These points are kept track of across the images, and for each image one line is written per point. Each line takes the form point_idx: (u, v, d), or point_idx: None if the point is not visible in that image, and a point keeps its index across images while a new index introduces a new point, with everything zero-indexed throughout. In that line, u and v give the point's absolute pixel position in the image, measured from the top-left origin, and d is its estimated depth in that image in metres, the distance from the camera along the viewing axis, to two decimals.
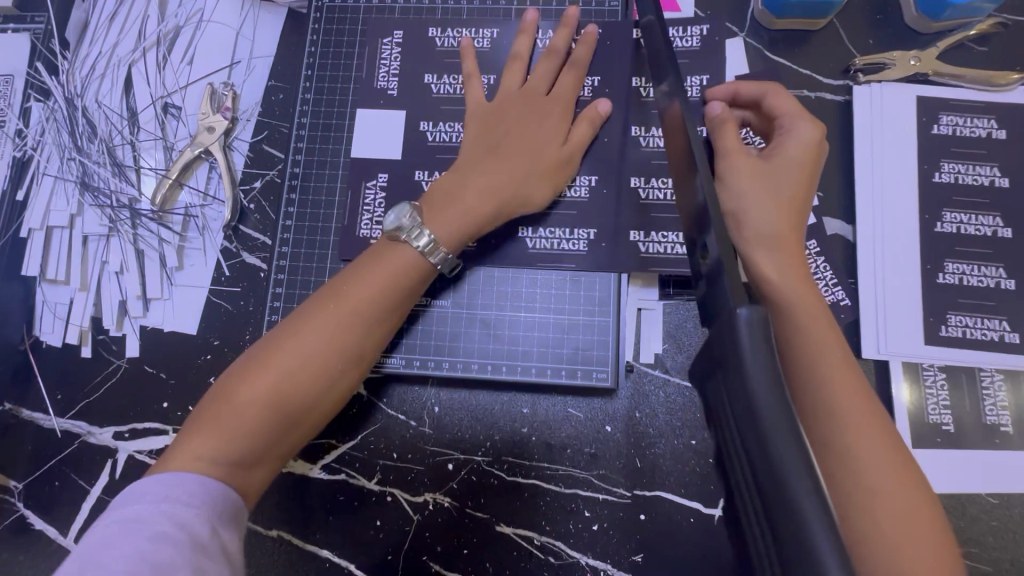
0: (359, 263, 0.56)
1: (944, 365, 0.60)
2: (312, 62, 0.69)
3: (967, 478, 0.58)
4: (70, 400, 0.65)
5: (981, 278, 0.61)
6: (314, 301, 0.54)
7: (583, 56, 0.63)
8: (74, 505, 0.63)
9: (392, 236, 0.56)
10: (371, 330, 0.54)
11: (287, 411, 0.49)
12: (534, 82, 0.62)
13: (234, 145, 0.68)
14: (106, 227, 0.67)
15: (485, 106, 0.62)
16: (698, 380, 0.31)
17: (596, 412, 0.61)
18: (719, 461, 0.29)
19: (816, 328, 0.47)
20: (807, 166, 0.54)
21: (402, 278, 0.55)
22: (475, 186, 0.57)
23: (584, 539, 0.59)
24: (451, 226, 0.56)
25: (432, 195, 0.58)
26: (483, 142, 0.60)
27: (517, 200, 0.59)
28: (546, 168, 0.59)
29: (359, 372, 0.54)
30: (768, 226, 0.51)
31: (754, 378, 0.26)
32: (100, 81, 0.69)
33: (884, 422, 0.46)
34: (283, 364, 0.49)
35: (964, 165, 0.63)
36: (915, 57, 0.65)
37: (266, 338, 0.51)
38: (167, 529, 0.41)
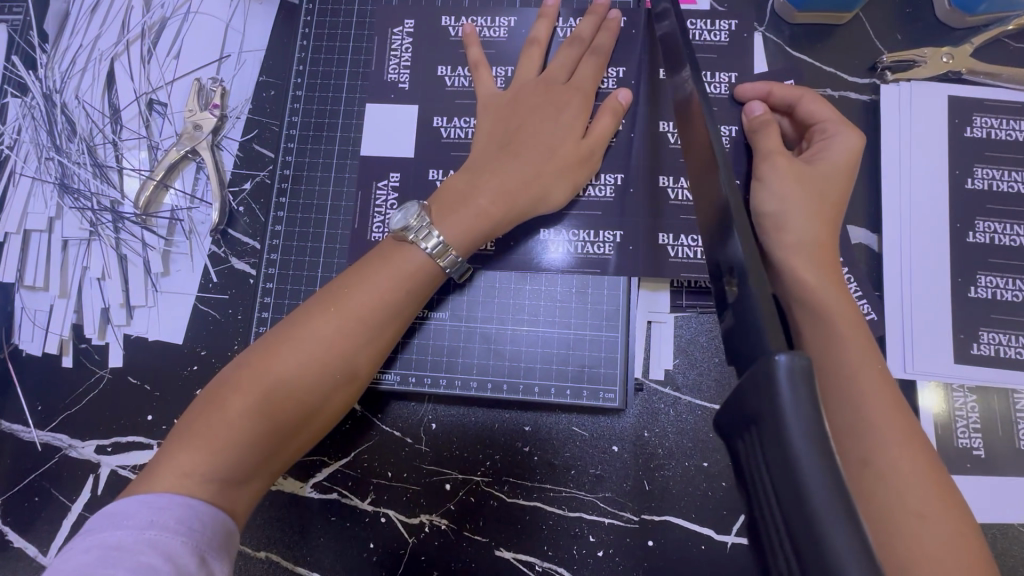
0: (363, 262, 0.52)
1: (974, 385, 0.57)
2: (304, 58, 0.65)
3: (999, 507, 0.54)
4: (50, 412, 0.62)
5: (1016, 293, 0.57)
6: (314, 303, 0.50)
7: (606, 44, 0.59)
8: (53, 522, 0.60)
9: (399, 236, 0.52)
10: (374, 336, 0.50)
11: (283, 424, 0.46)
12: (552, 72, 0.58)
13: (223, 143, 0.65)
14: (87, 230, 0.63)
15: (500, 100, 0.58)
16: (724, 435, 0.27)
17: (603, 431, 0.58)
18: (750, 533, 0.25)
19: (852, 350, 0.44)
20: (846, 173, 0.51)
21: (409, 281, 0.51)
22: (491, 184, 0.54)
23: (588, 566, 0.56)
24: (464, 226, 0.52)
25: (443, 194, 0.54)
26: (495, 140, 0.56)
27: (535, 198, 0.55)
28: (565, 163, 0.55)
29: (361, 381, 0.50)
30: (797, 231, 0.47)
31: (798, 444, 0.22)
32: (81, 76, 0.66)
33: (926, 455, 0.41)
34: (281, 371, 0.46)
35: (999, 171, 0.59)
36: (948, 54, 0.60)
37: (262, 342, 0.48)
38: (149, 559, 0.37)
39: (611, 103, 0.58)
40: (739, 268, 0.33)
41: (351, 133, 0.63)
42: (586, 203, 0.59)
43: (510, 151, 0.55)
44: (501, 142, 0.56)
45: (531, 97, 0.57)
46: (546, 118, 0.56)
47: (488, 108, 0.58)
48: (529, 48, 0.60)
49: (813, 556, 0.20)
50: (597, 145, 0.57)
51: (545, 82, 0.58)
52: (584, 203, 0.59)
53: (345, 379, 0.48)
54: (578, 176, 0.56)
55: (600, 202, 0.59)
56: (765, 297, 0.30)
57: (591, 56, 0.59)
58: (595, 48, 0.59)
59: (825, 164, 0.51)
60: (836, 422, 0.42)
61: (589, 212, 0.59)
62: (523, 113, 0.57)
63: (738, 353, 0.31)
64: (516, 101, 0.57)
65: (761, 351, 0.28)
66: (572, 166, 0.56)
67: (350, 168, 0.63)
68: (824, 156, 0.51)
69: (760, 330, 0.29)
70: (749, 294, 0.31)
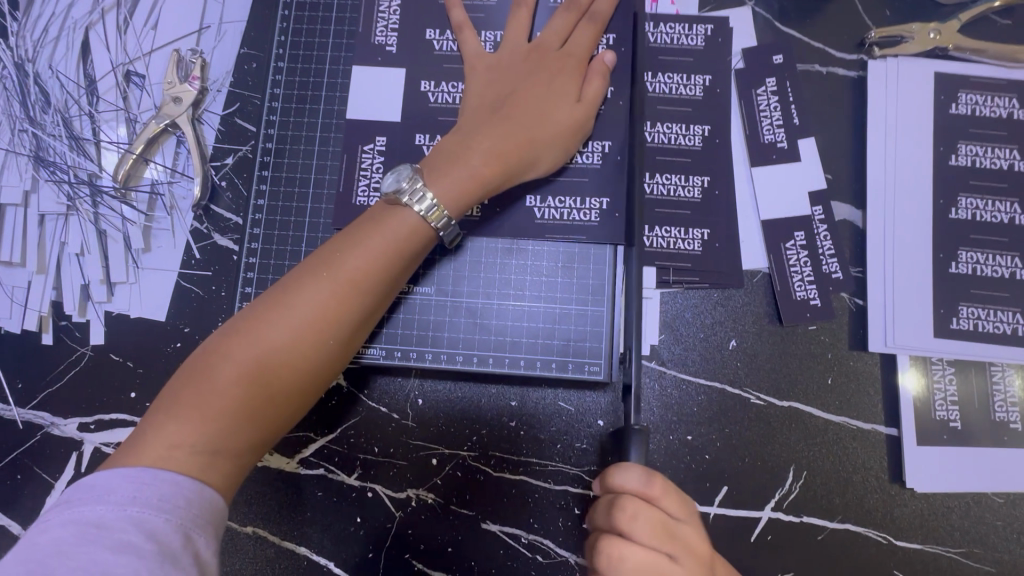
0: (355, 227, 0.51)
1: (953, 359, 0.57)
2: (286, 27, 0.63)
3: (974, 477, 0.56)
4: (32, 389, 0.61)
5: (996, 268, 0.58)
6: (304, 267, 0.49)
7: (604, 10, 0.58)
8: (38, 499, 0.59)
9: (390, 200, 0.51)
10: (366, 301, 0.49)
11: (275, 392, 0.45)
12: (545, 39, 0.57)
13: (203, 117, 0.63)
14: (65, 205, 0.62)
15: (490, 65, 0.57)
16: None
17: (588, 405, 0.59)
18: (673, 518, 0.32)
19: None
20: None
21: (404, 246, 0.51)
22: (481, 145, 0.53)
23: (574, 538, 0.56)
24: (453, 187, 0.52)
25: (435, 156, 0.54)
26: (486, 103, 0.56)
27: (524, 165, 0.55)
28: (557, 128, 0.55)
29: (354, 345, 0.50)
30: None
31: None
32: (54, 46, 0.64)
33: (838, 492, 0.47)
34: (271, 340, 0.45)
35: (982, 147, 0.59)
36: (934, 30, 0.60)
37: (250, 309, 0.47)
38: (129, 537, 0.37)
39: (597, 64, 0.57)
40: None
41: (335, 106, 0.62)
42: (576, 173, 0.59)
43: (501, 116, 0.54)
44: (492, 105, 0.55)
45: (524, 64, 0.57)
46: (540, 85, 0.56)
47: (477, 69, 0.58)
48: (517, 8, 0.59)
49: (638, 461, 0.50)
50: (588, 113, 0.56)
51: (538, 49, 0.57)
52: (573, 172, 0.59)
53: (338, 346, 0.48)
54: (570, 143, 0.56)
55: (589, 170, 0.59)
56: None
57: (586, 23, 0.58)
58: (591, 14, 0.58)
59: None
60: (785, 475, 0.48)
61: (578, 181, 0.59)
62: (516, 78, 0.56)
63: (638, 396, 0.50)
64: (506, 67, 0.57)
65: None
66: (563, 130, 0.55)
67: (333, 141, 0.62)
68: None
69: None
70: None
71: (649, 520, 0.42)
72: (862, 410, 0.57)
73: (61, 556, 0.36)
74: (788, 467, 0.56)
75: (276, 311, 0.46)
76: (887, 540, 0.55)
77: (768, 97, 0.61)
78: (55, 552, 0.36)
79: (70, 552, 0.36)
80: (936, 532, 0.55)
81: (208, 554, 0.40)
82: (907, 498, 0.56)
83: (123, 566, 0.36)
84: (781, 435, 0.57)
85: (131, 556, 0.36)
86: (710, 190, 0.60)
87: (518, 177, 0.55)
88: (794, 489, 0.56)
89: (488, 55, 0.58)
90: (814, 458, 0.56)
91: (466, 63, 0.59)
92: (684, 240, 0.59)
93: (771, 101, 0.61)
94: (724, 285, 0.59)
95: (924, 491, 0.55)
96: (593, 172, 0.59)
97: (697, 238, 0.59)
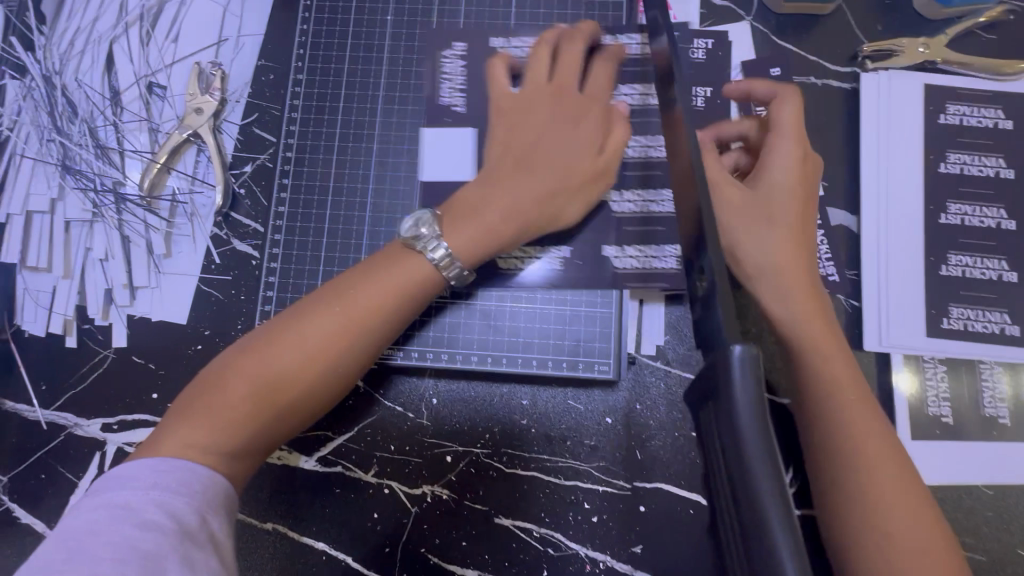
0: (375, 262, 0.54)
1: (944, 357, 0.60)
2: (304, 42, 0.66)
3: (965, 470, 0.58)
4: (56, 390, 0.63)
5: (984, 270, 0.61)
6: (327, 292, 0.52)
7: (591, 33, 0.61)
8: (62, 497, 0.61)
9: (407, 243, 0.54)
10: (380, 330, 0.52)
11: (287, 405, 0.48)
12: (560, 79, 0.59)
13: (224, 127, 0.66)
14: (89, 211, 0.64)
15: (516, 107, 0.59)
16: (693, 407, 0.33)
17: (597, 404, 0.61)
18: (709, 484, 0.31)
19: (821, 352, 0.52)
20: (788, 189, 0.55)
21: (419, 286, 0.53)
22: (503, 198, 0.55)
23: (583, 531, 0.59)
24: (473, 235, 0.54)
25: (457, 205, 0.56)
26: (507, 148, 0.58)
27: (546, 218, 0.57)
28: (578, 179, 0.57)
29: (365, 367, 0.52)
30: (762, 253, 0.54)
31: (760, 460, 0.26)
32: (80, 58, 0.66)
33: (890, 434, 0.50)
34: (289, 355, 0.48)
35: (970, 156, 0.62)
36: (923, 44, 0.64)
37: (274, 325, 0.50)
38: (152, 516, 0.39)
39: (616, 112, 0.60)
40: (705, 266, 0.37)
41: (353, 116, 0.64)
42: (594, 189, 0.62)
43: (526, 165, 0.57)
44: (516, 159, 0.57)
45: (545, 111, 0.59)
46: (564, 131, 0.58)
47: (503, 109, 0.59)
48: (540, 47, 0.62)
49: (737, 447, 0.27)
50: (612, 159, 0.58)
51: (556, 91, 0.59)
52: None
53: (351, 368, 0.51)
54: (592, 192, 0.58)
55: (606, 186, 0.61)
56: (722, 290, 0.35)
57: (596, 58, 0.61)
58: (581, 39, 0.61)
59: (766, 185, 0.56)
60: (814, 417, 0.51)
61: (597, 197, 0.61)
62: (537, 127, 0.58)
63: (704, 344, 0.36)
64: (529, 114, 0.59)
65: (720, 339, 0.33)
66: (586, 183, 0.58)
67: (351, 150, 0.64)
68: (771, 172, 0.56)
69: (718, 320, 0.34)
70: (710, 288, 0.36)
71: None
72: None
73: (91, 534, 0.38)
74: (789, 462, 0.59)
75: (298, 328, 0.49)
76: None
77: None
78: (85, 531, 0.38)
79: (100, 531, 0.38)
80: None
81: (223, 536, 0.42)
82: None
83: (148, 540, 0.38)
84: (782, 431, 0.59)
85: (156, 532, 0.38)
86: None
87: (540, 227, 0.57)
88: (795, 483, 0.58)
89: (515, 93, 0.60)
90: None
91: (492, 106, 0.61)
92: None
93: None
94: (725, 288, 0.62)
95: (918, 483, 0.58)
96: (611, 187, 0.61)
97: None
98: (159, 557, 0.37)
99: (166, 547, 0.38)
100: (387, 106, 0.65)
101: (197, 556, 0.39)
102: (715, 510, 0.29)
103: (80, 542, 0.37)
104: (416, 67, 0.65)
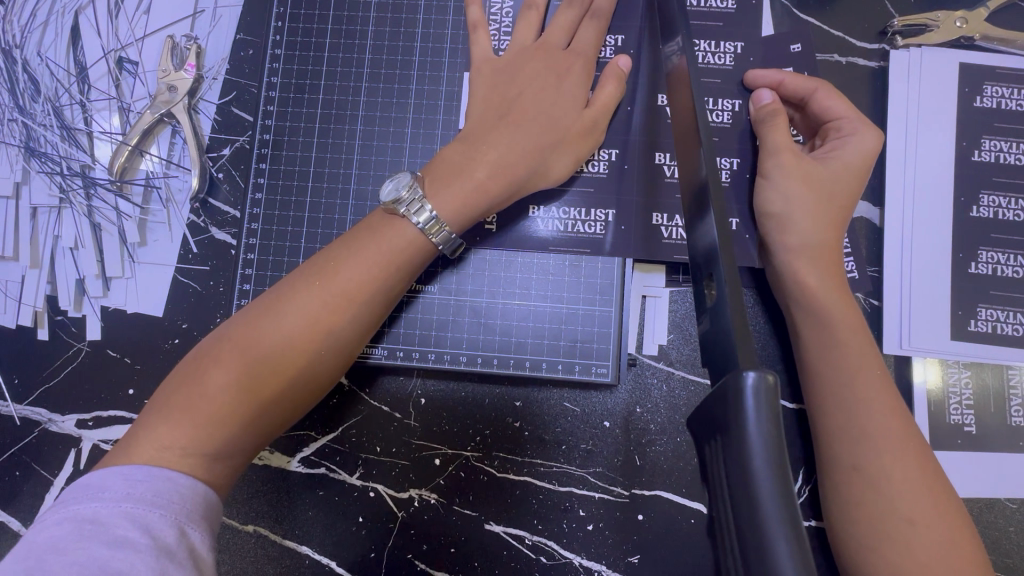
0: (353, 236, 0.50)
1: (970, 362, 0.56)
2: (283, 12, 0.61)
3: (988, 483, 0.54)
4: (28, 385, 0.60)
5: (1017, 268, 0.56)
6: (304, 273, 0.48)
7: (606, 6, 0.56)
8: (37, 496, 0.59)
9: (389, 209, 0.50)
10: (367, 310, 0.48)
11: (272, 397, 0.44)
12: (551, 36, 0.56)
13: (200, 107, 0.61)
14: (57, 197, 0.60)
15: (502, 67, 0.55)
16: (695, 435, 0.29)
17: (594, 406, 0.57)
18: (710, 530, 0.27)
19: (848, 344, 0.48)
20: (859, 174, 0.52)
21: (403, 257, 0.49)
22: (489, 155, 0.51)
23: (578, 540, 0.56)
24: (458, 198, 0.50)
25: (439, 165, 0.52)
26: (494, 107, 0.54)
27: (533, 174, 0.53)
28: (567, 137, 0.53)
29: (353, 350, 0.49)
30: (799, 233, 0.51)
31: (779, 517, 0.23)
32: (43, 31, 0.62)
33: (919, 439, 0.46)
34: (269, 344, 0.44)
35: (1007, 142, 0.57)
36: (960, 19, 0.57)
37: (250, 312, 0.46)
38: (126, 532, 0.36)
39: (611, 68, 0.56)
40: (718, 274, 0.34)
41: (335, 96, 0.60)
42: (580, 181, 0.58)
43: (511, 120, 0.53)
44: (500, 111, 0.53)
45: (530, 64, 0.55)
46: (549, 88, 0.54)
47: (483, 72, 0.56)
48: (527, 11, 0.57)
49: (742, 464, 0.25)
50: (601, 116, 0.55)
51: (544, 47, 0.55)
52: (583, 182, 0.58)
53: (337, 352, 0.47)
54: (581, 148, 0.55)
55: (595, 180, 0.58)
56: (736, 309, 0.31)
57: (591, 20, 0.56)
58: (594, 11, 0.56)
59: (830, 166, 0.52)
60: (830, 408, 0.48)
61: (584, 191, 0.58)
62: (521, 79, 0.54)
63: (713, 357, 0.33)
64: (513, 68, 0.55)
65: (733, 366, 0.30)
66: (574, 140, 0.54)
67: (334, 132, 0.60)
68: (835, 156, 0.52)
69: (732, 344, 0.30)
70: (724, 300, 0.32)
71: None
72: None
73: (57, 551, 0.34)
74: (797, 471, 0.55)
75: (277, 314, 0.45)
76: None
77: None
78: (50, 547, 0.35)
79: (67, 548, 0.34)
80: None
81: (207, 551, 0.39)
82: None
83: (119, 559, 0.34)
84: (789, 438, 0.56)
85: (127, 550, 0.35)
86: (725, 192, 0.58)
87: (525, 187, 0.54)
88: (802, 494, 0.55)
89: (499, 58, 0.56)
90: None
91: (474, 70, 0.57)
92: None
93: None
94: None
95: None
96: (600, 180, 0.58)
97: None
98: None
99: (139, 568, 0.34)
100: (372, 84, 0.60)
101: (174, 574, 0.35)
102: (717, 559, 0.26)
103: (43, 560, 0.34)
104: (403, 42, 0.60)
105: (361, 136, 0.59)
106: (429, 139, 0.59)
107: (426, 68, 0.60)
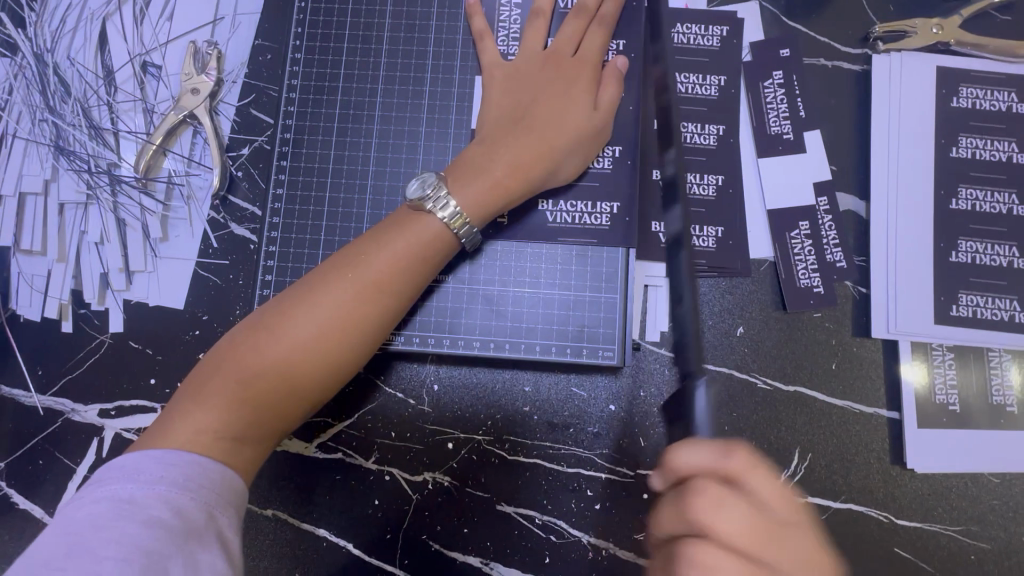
0: (380, 230, 0.53)
1: (953, 345, 0.59)
2: (302, 19, 0.64)
3: (973, 459, 0.58)
4: (52, 376, 0.62)
5: (994, 257, 0.60)
6: (332, 265, 0.51)
7: (611, 13, 0.60)
8: (60, 484, 0.60)
9: (415, 205, 0.53)
10: (392, 302, 0.51)
11: (301, 384, 0.47)
12: (559, 43, 0.60)
13: (220, 109, 0.64)
14: (84, 194, 0.63)
15: (514, 75, 0.59)
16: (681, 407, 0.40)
17: (600, 390, 0.60)
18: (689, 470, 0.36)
19: None
20: None
21: (428, 250, 0.52)
22: (505, 155, 0.55)
23: (586, 519, 0.58)
24: (476, 195, 0.53)
25: (459, 164, 0.55)
26: (510, 113, 0.57)
27: (547, 173, 0.56)
28: (578, 135, 0.56)
29: (377, 341, 0.51)
30: None
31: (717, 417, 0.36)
32: (72, 36, 0.64)
33: None
34: (301, 333, 0.47)
35: (982, 139, 0.61)
36: (936, 25, 0.62)
37: (281, 301, 0.49)
38: (158, 513, 0.38)
39: (610, 69, 0.59)
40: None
41: (352, 97, 0.63)
42: (588, 176, 0.61)
43: (524, 124, 0.56)
44: (514, 116, 0.57)
45: (541, 70, 0.59)
46: (559, 91, 0.57)
47: (496, 78, 0.60)
48: (534, 18, 0.61)
49: None
50: (608, 115, 0.58)
51: (553, 56, 0.59)
52: (589, 176, 0.61)
53: (364, 343, 0.50)
54: (591, 148, 0.58)
55: (601, 175, 0.61)
56: None
57: (595, 26, 0.60)
58: (600, 18, 0.60)
59: None
60: None
61: (590, 186, 0.61)
62: (533, 86, 0.58)
63: None
64: (524, 74, 0.59)
65: None
66: (585, 138, 0.57)
67: (352, 131, 0.63)
68: None
69: None
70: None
71: (738, 507, 0.35)
72: (864, 395, 0.59)
73: (95, 530, 0.37)
74: (792, 449, 0.58)
75: (307, 304, 0.48)
76: (889, 520, 0.57)
77: (775, 89, 0.62)
78: (89, 526, 0.37)
79: (103, 526, 0.37)
80: (935, 511, 0.57)
81: (231, 533, 0.41)
82: (907, 479, 0.58)
83: (151, 538, 0.37)
84: (785, 418, 0.59)
85: (159, 530, 0.37)
86: (724, 189, 0.61)
87: (540, 185, 0.57)
88: (798, 471, 0.58)
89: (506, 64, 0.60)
90: (817, 441, 0.58)
91: (489, 76, 0.60)
92: (698, 237, 0.61)
93: (778, 93, 0.62)
94: (731, 274, 0.61)
95: (924, 472, 0.57)
96: (605, 176, 0.61)
97: (711, 236, 0.61)
98: (163, 558, 0.37)
99: (170, 550, 0.37)
100: (387, 86, 0.63)
101: (201, 555, 0.38)
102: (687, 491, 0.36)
103: (82, 537, 0.37)
104: (417, 47, 0.63)
105: (377, 135, 0.62)
106: (442, 137, 0.62)
107: (439, 71, 0.63)
